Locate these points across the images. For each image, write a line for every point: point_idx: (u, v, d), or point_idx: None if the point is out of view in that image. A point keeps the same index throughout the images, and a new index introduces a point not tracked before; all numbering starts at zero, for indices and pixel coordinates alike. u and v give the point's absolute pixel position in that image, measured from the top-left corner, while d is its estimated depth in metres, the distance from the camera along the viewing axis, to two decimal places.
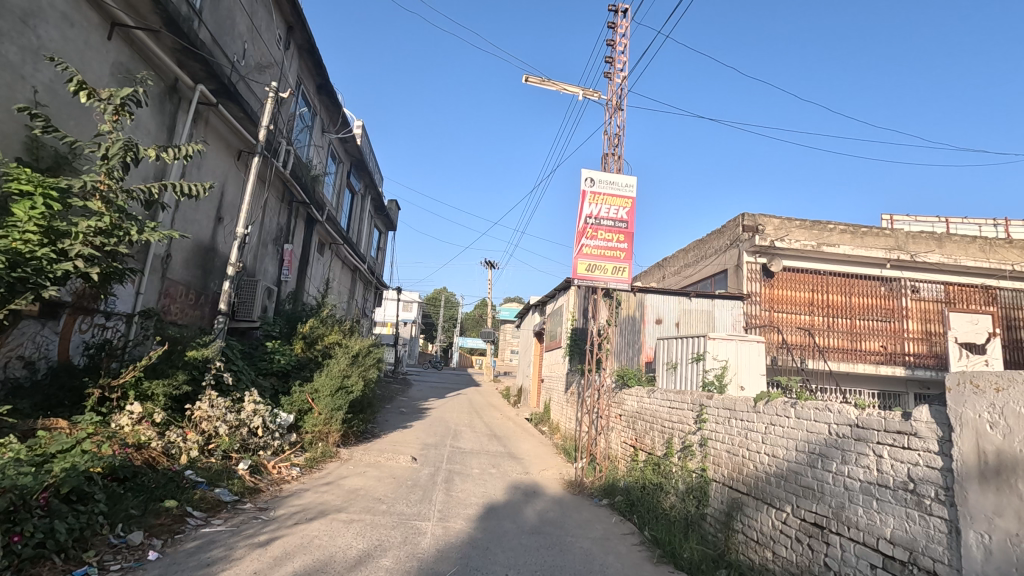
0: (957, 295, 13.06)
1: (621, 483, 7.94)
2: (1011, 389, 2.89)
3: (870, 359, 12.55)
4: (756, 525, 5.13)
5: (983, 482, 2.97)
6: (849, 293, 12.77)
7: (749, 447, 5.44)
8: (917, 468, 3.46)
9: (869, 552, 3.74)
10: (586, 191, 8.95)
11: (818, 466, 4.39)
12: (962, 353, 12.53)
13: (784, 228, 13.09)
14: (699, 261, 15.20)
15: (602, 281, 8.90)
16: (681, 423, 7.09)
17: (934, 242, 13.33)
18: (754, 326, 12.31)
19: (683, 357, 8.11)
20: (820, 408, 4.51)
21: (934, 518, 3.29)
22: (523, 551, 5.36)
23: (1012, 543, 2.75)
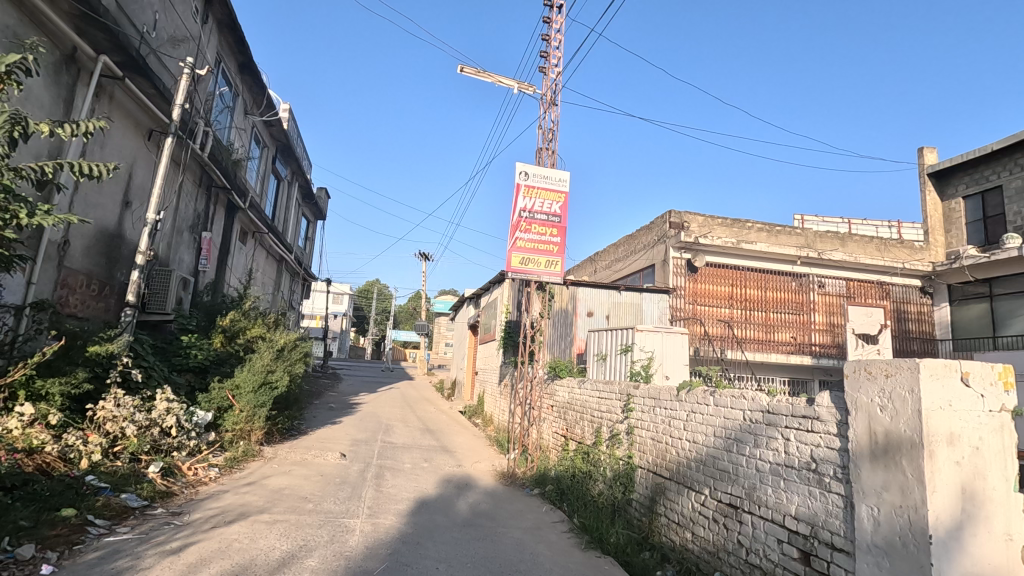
0: (857, 290, 14.26)
1: (552, 472, 8.14)
2: (897, 376, 3.18)
3: (782, 349, 13.45)
4: (677, 508, 5.41)
5: (873, 460, 3.27)
6: (764, 288, 13.65)
7: (672, 435, 5.68)
8: (819, 449, 3.75)
9: (776, 529, 4.03)
10: (521, 185, 9.02)
11: (733, 451, 4.66)
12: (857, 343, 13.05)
13: (706, 226, 13.74)
14: (628, 256, 15.73)
15: (535, 274, 8.98)
16: (609, 412, 7.30)
17: (837, 241, 14.50)
18: (679, 318, 12.92)
19: (612, 348, 8.38)
20: (735, 395, 4.78)
21: (833, 495, 3.58)
22: (454, 544, 5.35)
23: (897, 513, 3.06)
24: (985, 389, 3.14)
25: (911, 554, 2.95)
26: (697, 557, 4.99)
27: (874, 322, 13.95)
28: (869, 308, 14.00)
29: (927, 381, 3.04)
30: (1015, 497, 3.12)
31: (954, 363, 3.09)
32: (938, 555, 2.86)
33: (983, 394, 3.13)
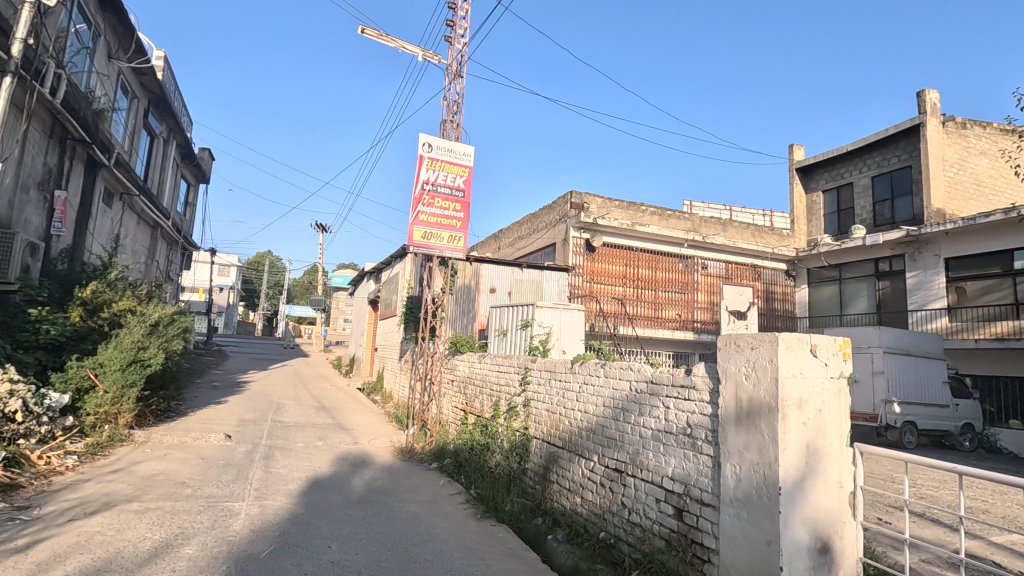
0: (733, 272, 15.60)
1: (450, 446, 8.23)
2: (760, 348, 3.54)
3: (668, 325, 14.47)
4: (568, 475, 5.71)
5: (737, 423, 3.64)
6: (654, 268, 14.56)
7: (566, 406, 5.94)
8: (694, 415, 4.09)
9: (655, 489, 4.38)
10: (424, 157, 8.80)
11: (620, 419, 4.98)
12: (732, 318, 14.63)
13: (605, 207, 14.33)
14: (531, 234, 16.04)
15: (437, 249, 8.87)
16: (508, 386, 7.47)
17: (720, 226, 15.76)
18: (577, 296, 13.45)
19: (512, 324, 8.56)
20: (624, 367, 5.08)
21: (703, 456, 3.95)
22: (348, 522, 5.24)
23: (755, 469, 3.45)
24: (828, 359, 3.59)
25: (765, 505, 3.35)
26: (585, 519, 5.31)
27: (744, 300, 15.44)
28: (740, 287, 15.41)
29: (784, 352, 3.42)
30: (847, 451, 3.61)
31: (806, 337, 3.50)
32: (786, 504, 3.27)
33: (827, 363, 3.58)
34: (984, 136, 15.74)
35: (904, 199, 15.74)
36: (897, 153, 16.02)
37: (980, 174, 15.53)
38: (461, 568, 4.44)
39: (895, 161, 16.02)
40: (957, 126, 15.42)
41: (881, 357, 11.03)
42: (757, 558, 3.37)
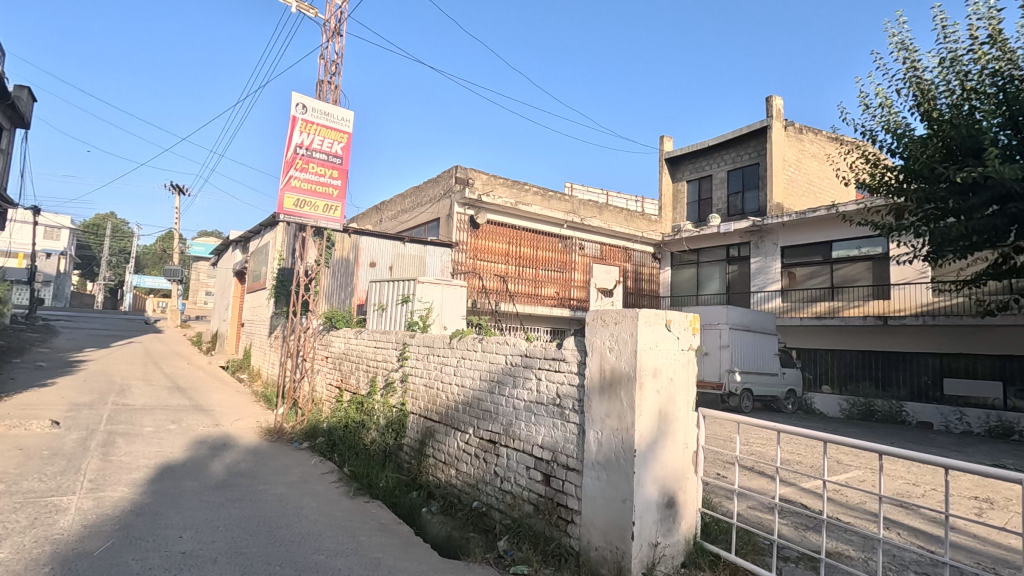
0: (608, 253, 16.74)
1: (323, 425, 7.91)
2: (623, 323, 3.81)
3: (547, 303, 15.03)
4: (444, 448, 5.77)
5: (601, 393, 3.90)
6: (536, 247, 15.01)
7: (443, 380, 5.97)
8: (563, 386, 4.31)
9: (526, 458, 4.58)
10: (297, 118, 8.15)
11: (495, 392, 5.11)
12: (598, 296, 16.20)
13: (489, 184, 14.45)
14: (414, 207, 15.71)
15: (311, 218, 8.36)
16: (385, 361, 7.32)
17: (597, 209, 16.63)
18: (459, 272, 13.48)
19: (391, 298, 8.36)
20: (500, 341, 5.19)
21: (570, 424, 4.19)
22: (204, 509, 4.86)
23: (615, 435, 3.73)
24: (680, 333, 3.95)
25: (622, 466, 3.65)
26: (459, 490, 5.43)
27: (610, 279, 16.78)
28: (609, 267, 16.61)
29: (642, 326, 3.72)
30: (692, 415, 4.03)
31: (662, 313, 3.83)
32: (639, 465, 3.58)
33: (679, 336, 3.95)
34: (816, 142, 18.14)
35: (752, 193, 17.72)
36: (749, 151, 17.94)
37: (811, 174, 17.92)
38: (331, 546, 4.32)
39: (747, 158, 17.93)
40: (796, 131, 17.60)
41: (728, 332, 12.42)
42: (613, 515, 3.67)
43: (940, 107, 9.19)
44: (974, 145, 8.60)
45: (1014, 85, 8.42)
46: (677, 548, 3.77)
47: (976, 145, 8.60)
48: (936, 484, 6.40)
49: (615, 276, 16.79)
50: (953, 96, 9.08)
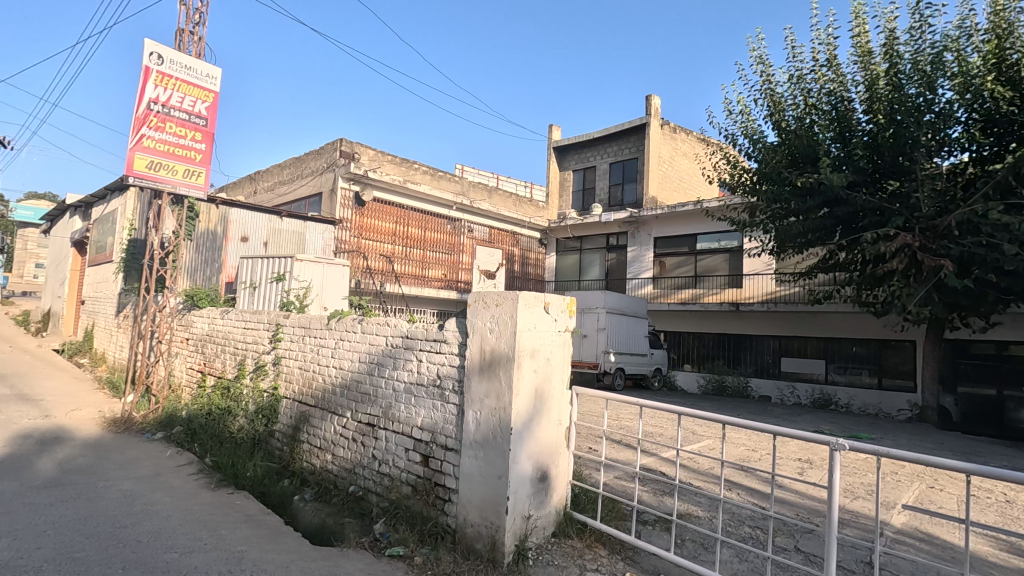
0: (496, 237, 17.00)
1: (182, 413, 7.22)
2: (503, 305, 3.88)
3: (434, 285, 14.89)
4: (319, 434, 5.53)
5: (480, 373, 3.95)
6: (424, 228, 14.78)
7: (319, 363, 5.70)
8: (444, 367, 4.30)
9: (405, 439, 4.53)
10: (150, 69, 7.19)
11: (375, 374, 4.97)
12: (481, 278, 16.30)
13: (376, 160, 13.97)
14: (294, 179, 14.72)
15: (168, 184, 7.50)
16: (255, 343, 6.82)
17: (486, 193, 16.78)
18: (342, 251, 12.88)
19: (264, 277, 7.77)
20: (381, 322, 5.05)
21: (450, 404, 4.20)
22: (27, 512, 4.23)
23: (492, 414, 3.81)
24: (557, 315, 4.12)
25: (499, 443, 3.74)
26: (335, 476, 5.25)
27: (494, 262, 16.89)
28: (491, 249, 16.70)
29: (522, 308, 3.81)
30: (567, 393, 4.23)
31: (541, 295, 3.96)
32: (515, 442, 3.69)
33: (556, 318, 4.10)
34: (687, 142, 19.71)
35: (631, 186, 18.87)
36: (630, 146, 19.04)
37: (682, 171, 19.46)
38: (186, 543, 3.97)
39: (628, 152, 19.03)
40: (671, 130, 18.98)
41: (605, 316, 13.18)
42: (489, 491, 3.76)
43: (787, 118, 10.38)
44: (811, 153, 9.92)
45: (843, 104, 9.75)
46: (548, 519, 3.96)
47: (813, 154, 9.92)
48: (770, 449, 7.35)
49: (497, 258, 16.94)
50: (798, 109, 10.29)
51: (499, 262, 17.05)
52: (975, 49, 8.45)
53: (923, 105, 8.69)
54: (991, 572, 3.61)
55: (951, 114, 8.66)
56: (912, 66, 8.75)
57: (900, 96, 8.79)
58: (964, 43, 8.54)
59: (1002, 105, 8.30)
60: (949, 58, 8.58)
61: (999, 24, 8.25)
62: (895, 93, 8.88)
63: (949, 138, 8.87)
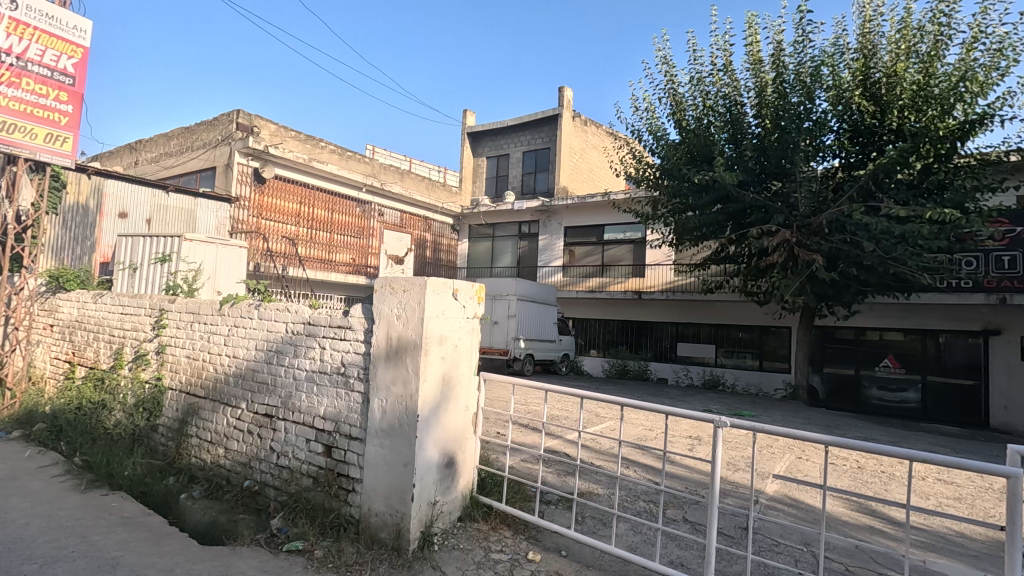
0: (407, 221, 16.65)
1: (46, 409, 6.44)
2: (412, 290, 3.80)
3: (341, 270, 14.32)
4: (210, 427, 5.16)
5: (387, 360, 3.86)
6: (331, 210, 14.14)
7: (210, 351, 5.30)
8: (348, 354, 4.14)
9: (306, 430, 4.34)
10: (4, 14, 6.23)
11: (273, 362, 4.69)
12: (388, 263, 15.86)
13: (279, 136, 13.29)
14: (183, 151, 13.49)
15: (26, 148, 6.58)
16: (134, 330, 6.21)
17: (398, 175, 16.46)
18: (239, 231, 12.02)
19: (146, 257, 7.06)
20: (280, 308, 4.75)
21: (354, 393, 4.06)
22: None
23: (398, 401, 3.75)
24: (466, 302, 4.10)
25: (405, 431, 3.69)
26: (228, 471, 4.93)
27: (402, 247, 16.45)
28: (399, 234, 16.25)
29: (430, 295, 3.76)
30: (475, 379, 4.25)
31: (450, 282, 3.93)
32: (421, 429, 3.66)
33: (464, 305, 4.09)
34: (597, 135, 20.36)
35: (543, 175, 19.22)
36: (542, 136, 19.34)
37: (592, 163, 20.10)
38: (48, 553, 3.56)
39: (541, 142, 19.32)
40: (582, 123, 19.50)
41: (516, 303, 13.37)
42: (394, 480, 3.70)
43: (688, 117, 11.01)
44: (707, 152, 10.64)
45: (736, 108, 10.48)
46: (454, 504, 3.98)
47: (709, 152, 10.65)
48: (664, 428, 7.86)
49: (406, 244, 16.55)
50: (696, 109, 10.93)
51: (408, 248, 16.65)
52: (846, 65, 9.42)
53: (802, 114, 9.61)
54: (844, 530, 4.12)
55: (825, 123, 9.63)
56: (795, 77, 9.61)
57: (784, 104, 9.66)
58: (838, 59, 9.49)
59: (866, 117, 9.35)
60: (825, 72, 9.50)
61: (865, 45, 9.25)
62: (779, 101, 9.74)
63: (822, 145, 9.86)
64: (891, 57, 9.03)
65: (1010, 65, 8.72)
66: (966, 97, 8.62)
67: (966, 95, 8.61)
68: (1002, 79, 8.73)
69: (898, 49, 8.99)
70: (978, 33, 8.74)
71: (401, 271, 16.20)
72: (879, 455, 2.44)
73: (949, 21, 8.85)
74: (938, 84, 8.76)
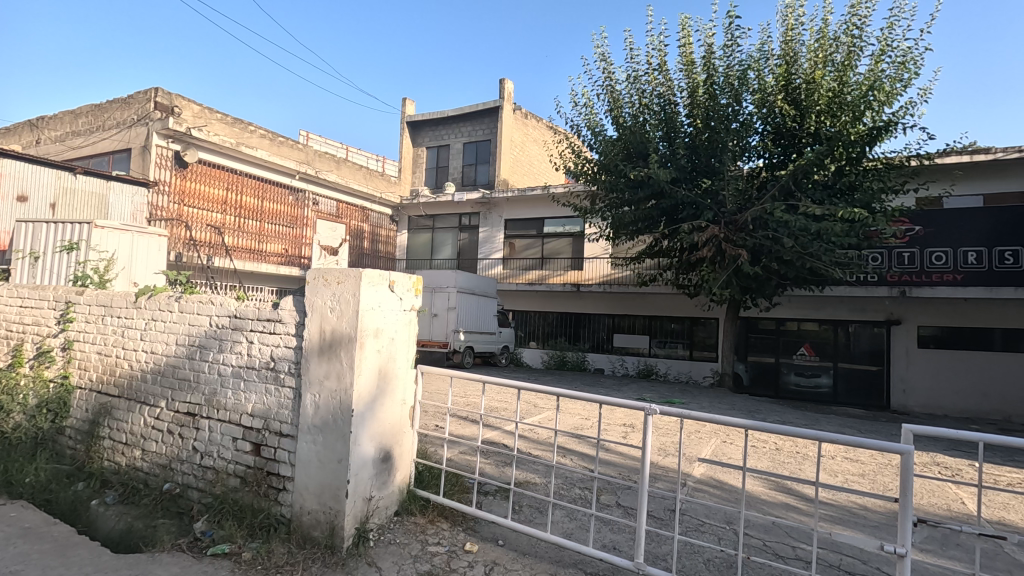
0: (344, 211, 16.17)
1: None
2: (346, 283, 3.70)
3: (272, 261, 13.71)
4: (125, 427, 4.83)
5: (320, 355, 3.74)
6: (261, 197, 13.49)
7: (124, 348, 4.95)
8: (278, 349, 3.97)
9: (232, 428, 4.14)
10: None
11: (196, 357, 4.43)
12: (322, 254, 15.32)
13: (202, 117, 12.60)
14: (93, 131, 12.45)
15: None
16: (36, 325, 5.70)
17: (333, 163, 16.11)
18: (158, 219, 11.27)
19: (50, 246, 6.47)
20: (203, 301, 4.48)
21: (285, 389, 3.91)
22: None
23: (332, 396, 3.65)
24: (402, 294, 4.04)
25: (338, 427, 3.60)
26: (146, 474, 4.63)
27: (337, 237, 15.93)
28: (335, 224, 15.77)
29: (365, 287, 3.67)
30: (412, 372, 4.19)
31: (386, 273, 3.85)
32: (355, 424, 3.58)
33: (401, 297, 4.02)
34: (537, 128, 20.52)
35: (483, 167, 19.19)
36: (483, 127, 19.27)
37: (532, 157, 20.25)
38: None
39: (481, 133, 19.24)
40: (522, 115, 19.58)
41: (455, 295, 13.29)
42: (328, 477, 3.61)
43: (624, 114, 11.29)
44: (643, 149, 10.97)
45: (670, 107, 10.86)
46: (391, 498, 3.93)
47: (644, 149, 10.97)
48: (600, 417, 8.10)
49: (342, 234, 16.08)
50: (633, 107, 11.24)
51: (344, 237, 16.17)
52: (771, 70, 9.95)
53: (730, 115, 10.11)
54: (762, 507, 4.41)
55: (751, 124, 10.15)
56: (724, 79, 10.07)
57: (714, 105, 10.11)
58: (763, 64, 10.02)
59: (787, 120, 9.92)
60: (751, 76, 10.01)
61: (787, 52, 9.82)
62: (710, 102, 10.17)
63: (748, 145, 10.38)
64: (811, 65, 9.65)
65: (912, 77, 9.52)
66: (874, 105, 9.35)
67: (874, 103, 9.32)
68: (905, 89, 9.53)
69: (817, 57, 9.61)
70: (885, 46, 9.48)
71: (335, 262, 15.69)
72: (793, 438, 2.61)
73: (861, 33, 9.55)
74: (851, 92, 9.45)
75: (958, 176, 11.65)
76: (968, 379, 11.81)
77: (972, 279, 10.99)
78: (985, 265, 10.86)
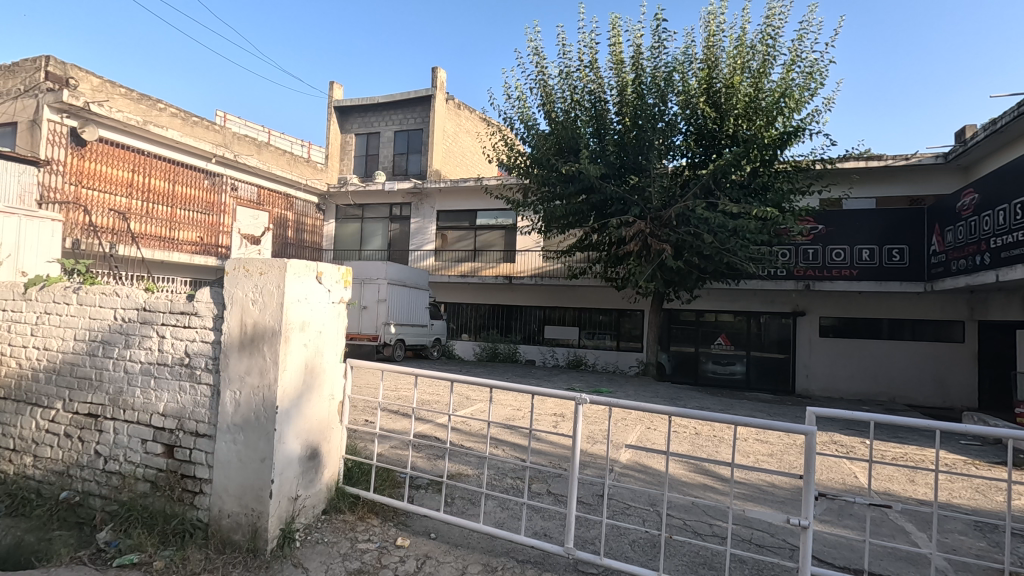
0: (266, 198, 15.34)
1: None
2: (269, 274, 3.52)
3: (185, 250, 12.81)
4: (14, 431, 4.38)
5: (241, 349, 3.54)
6: (172, 181, 12.55)
7: (13, 344, 4.46)
8: (193, 344, 3.71)
9: (142, 429, 3.84)
10: None
11: (97, 354, 4.07)
12: (243, 243, 14.47)
13: (103, 91, 11.60)
14: None
15: None
16: None
17: (254, 148, 15.37)
18: (51, 202, 10.21)
19: None
20: (107, 293, 4.12)
21: (202, 386, 3.67)
22: None
23: (254, 393, 3.47)
24: (331, 285, 3.89)
25: (262, 425, 3.43)
26: (39, 483, 4.22)
27: (259, 226, 15.10)
28: (257, 212, 14.94)
29: (291, 278, 3.51)
30: (341, 366, 4.05)
31: (313, 264, 3.70)
32: (281, 422, 3.43)
33: (329, 289, 3.88)
34: (470, 119, 20.38)
35: (415, 156, 18.85)
36: (415, 116, 18.92)
37: (465, 148, 20.12)
38: None
39: (413, 122, 18.88)
40: (455, 105, 19.37)
41: (386, 287, 12.99)
42: (249, 477, 3.44)
43: (556, 109, 11.46)
44: (574, 144, 11.17)
45: (601, 104, 11.15)
46: (318, 497, 3.80)
47: (575, 144, 11.19)
48: (531, 408, 8.23)
49: (265, 222, 15.26)
50: (565, 102, 11.41)
51: (266, 226, 15.37)
52: (694, 73, 10.44)
53: (657, 114, 10.49)
54: (683, 488, 4.68)
55: (675, 124, 10.59)
56: (652, 79, 10.45)
57: (642, 104, 10.46)
58: (687, 67, 10.49)
59: (708, 122, 10.42)
60: (677, 78, 10.44)
61: (709, 57, 10.32)
62: (638, 101, 10.51)
63: (673, 144, 10.83)
64: (730, 70, 10.17)
65: (818, 87, 10.30)
66: (785, 111, 10.07)
67: (785, 109, 10.04)
68: (812, 98, 10.31)
69: (736, 63, 10.16)
70: (796, 56, 10.19)
71: (257, 252, 14.87)
72: (710, 422, 2.77)
73: (774, 43, 10.21)
74: (765, 98, 10.11)
75: (855, 180, 12.80)
76: (862, 365, 13.00)
77: (866, 274, 12.10)
78: (876, 262, 11.97)
